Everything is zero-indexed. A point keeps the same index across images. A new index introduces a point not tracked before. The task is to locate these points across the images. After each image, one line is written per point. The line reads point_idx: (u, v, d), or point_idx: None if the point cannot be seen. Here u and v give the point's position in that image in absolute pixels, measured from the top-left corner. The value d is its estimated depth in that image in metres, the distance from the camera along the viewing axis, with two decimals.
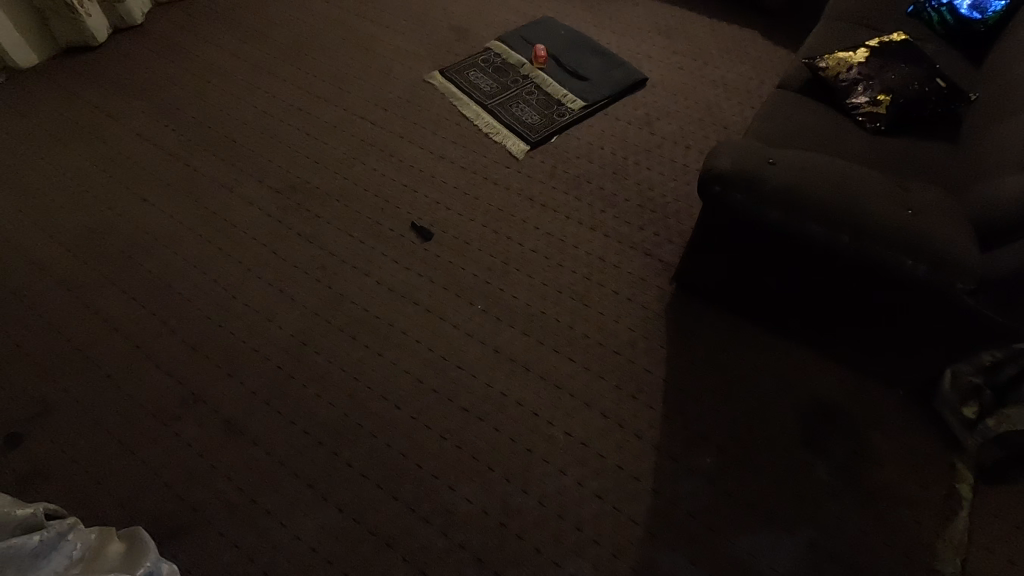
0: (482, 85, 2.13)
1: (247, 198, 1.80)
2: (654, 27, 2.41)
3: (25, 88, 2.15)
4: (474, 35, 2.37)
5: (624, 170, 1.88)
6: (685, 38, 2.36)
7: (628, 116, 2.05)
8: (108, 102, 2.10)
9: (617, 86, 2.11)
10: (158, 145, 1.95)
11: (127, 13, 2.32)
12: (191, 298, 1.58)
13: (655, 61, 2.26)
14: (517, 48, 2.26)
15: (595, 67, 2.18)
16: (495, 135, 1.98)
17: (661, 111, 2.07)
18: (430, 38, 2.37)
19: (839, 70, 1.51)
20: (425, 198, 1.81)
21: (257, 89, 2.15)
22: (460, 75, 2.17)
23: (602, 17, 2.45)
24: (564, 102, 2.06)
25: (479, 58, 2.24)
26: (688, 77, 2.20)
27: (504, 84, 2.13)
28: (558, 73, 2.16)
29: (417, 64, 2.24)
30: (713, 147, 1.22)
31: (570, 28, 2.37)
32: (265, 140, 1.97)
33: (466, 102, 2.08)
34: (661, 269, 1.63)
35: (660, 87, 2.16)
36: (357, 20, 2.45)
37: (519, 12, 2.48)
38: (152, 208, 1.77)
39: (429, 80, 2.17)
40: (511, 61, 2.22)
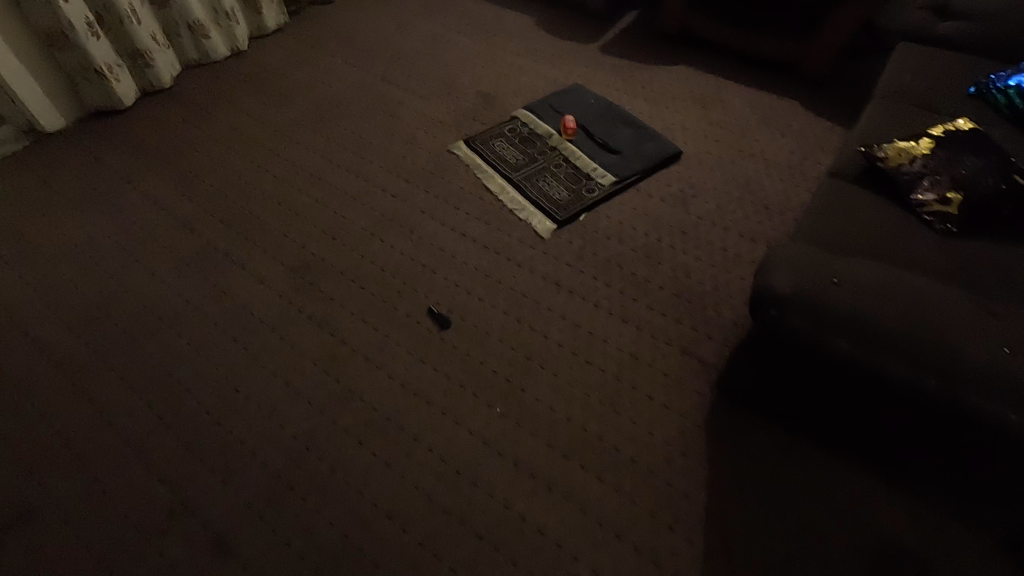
0: (508, 158, 2.05)
1: (259, 276, 1.72)
2: (689, 94, 2.32)
3: (48, 152, 2.14)
4: (501, 102, 2.31)
5: (658, 254, 1.75)
6: (722, 107, 2.26)
7: (662, 192, 1.94)
8: (128, 168, 2.07)
9: (649, 158, 2.01)
10: (172, 214, 1.89)
11: (156, 77, 2.33)
12: (190, 388, 1.47)
13: (691, 132, 2.15)
14: (545, 118, 2.19)
15: (627, 137, 2.08)
16: (521, 211, 1.88)
17: (697, 188, 1.95)
18: (457, 104, 2.31)
19: (902, 161, 1.38)
20: (444, 280, 1.70)
21: (278, 156, 2.09)
22: (485, 146, 2.10)
23: (634, 84, 2.37)
24: (593, 176, 1.97)
25: (506, 128, 2.18)
26: (725, 150, 2.08)
27: (531, 156, 2.06)
28: (588, 144, 2.07)
29: (442, 132, 2.18)
30: (767, 260, 1.10)
31: (600, 96, 2.29)
32: (282, 212, 1.90)
33: (490, 173, 2.00)
34: (699, 371, 1.48)
35: (696, 160, 2.05)
36: (383, 84, 2.41)
37: (548, 78, 2.42)
38: (160, 285, 1.70)
39: (454, 149, 2.10)
40: (539, 131, 2.14)
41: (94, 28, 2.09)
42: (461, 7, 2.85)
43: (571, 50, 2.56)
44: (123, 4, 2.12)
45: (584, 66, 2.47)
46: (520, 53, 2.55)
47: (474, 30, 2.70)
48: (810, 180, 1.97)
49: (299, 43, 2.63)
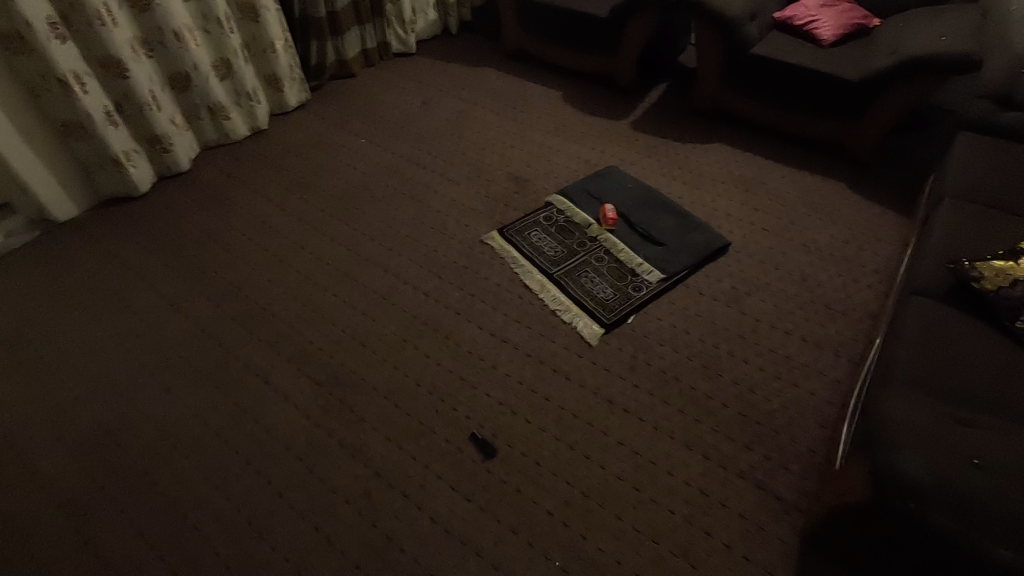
0: (546, 250, 1.94)
1: (284, 392, 1.58)
2: (728, 177, 2.23)
3: (59, 245, 2.03)
4: (534, 187, 2.22)
5: (716, 364, 1.61)
6: (765, 190, 2.16)
7: (713, 290, 1.81)
8: (143, 262, 1.95)
9: (696, 251, 1.90)
10: (190, 317, 1.77)
11: (174, 161, 2.24)
12: (209, 536, 1.32)
13: (736, 220, 2.05)
14: (582, 205, 2.09)
15: (671, 226, 1.98)
16: (565, 312, 1.75)
17: (750, 284, 1.83)
18: (487, 188, 2.22)
19: (1000, 283, 1.25)
20: (486, 396, 1.56)
21: (301, 248, 1.98)
22: (521, 236, 1.99)
23: (671, 166, 2.29)
24: (638, 272, 1.86)
25: (541, 216, 2.08)
26: (775, 240, 1.97)
27: (570, 249, 1.95)
28: (630, 235, 1.97)
29: (474, 220, 2.08)
30: (891, 427, 1.02)
31: (637, 180, 2.20)
32: (307, 313, 1.77)
33: (528, 268, 1.89)
34: (779, 512, 1.32)
35: (745, 252, 1.93)
36: (409, 166, 2.32)
37: (580, 159, 2.34)
38: (176, 404, 1.56)
39: (488, 240, 1.99)
40: (576, 220, 2.04)
41: (113, 116, 2.01)
42: (486, 82, 2.80)
43: (601, 129, 2.49)
44: (143, 92, 2.05)
45: (615, 146, 2.40)
46: (550, 133, 2.48)
47: (500, 106, 2.64)
48: (870, 274, 1.84)
49: (321, 123, 2.57)
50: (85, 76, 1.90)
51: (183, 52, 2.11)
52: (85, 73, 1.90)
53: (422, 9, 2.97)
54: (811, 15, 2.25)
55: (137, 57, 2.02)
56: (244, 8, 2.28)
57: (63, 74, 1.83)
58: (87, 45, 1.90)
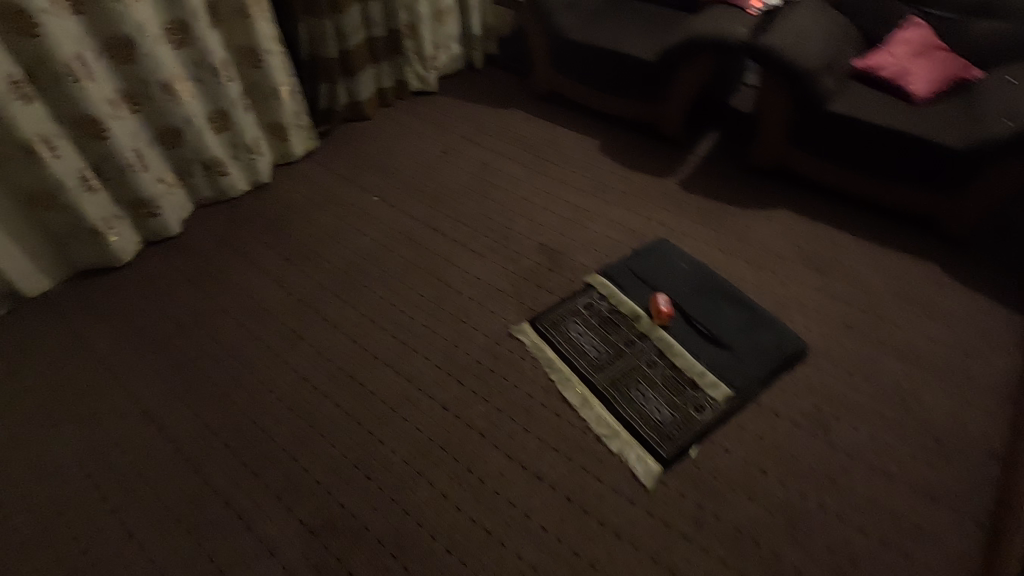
0: (587, 351, 1.64)
1: (270, 545, 1.30)
2: (799, 255, 1.89)
3: (24, 326, 1.77)
4: (570, 262, 1.91)
5: (802, 521, 1.30)
6: (845, 273, 1.82)
7: (792, 411, 1.49)
8: (117, 355, 1.68)
9: (769, 359, 1.58)
10: (164, 430, 1.50)
11: (161, 226, 1.97)
12: None
13: (813, 313, 1.72)
14: (628, 290, 1.78)
15: (735, 323, 1.66)
16: (611, 439, 1.45)
17: (838, 404, 1.50)
18: (516, 262, 1.91)
19: None
20: (517, 560, 1.27)
21: (299, 340, 1.70)
22: (557, 331, 1.69)
23: (730, 239, 1.96)
24: (699, 384, 1.54)
25: (581, 302, 1.77)
26: (862, 342, 1.64)
27: (616, 349, 1.65)
28: (687, 333, 1.65)
29: (500, 306, 1.77)
30: None
31: (691, 257, 1.89)
32: (302, 430, 1.49)
33: (566, 375, 1.59)
34: None
35: (827, 357, 1.60)
36: (427, 233, 2.03)
37: (622, 226, 2.03)
38: (140, 557, 1.29)
39: (518, 334, 1.69)
40: (622, 310, 1.74)
41: (90, 181, 1.76)
42: (513, 127, 2.51)
43: (644, 188, 2.18)
44: (124, 153, 1.79)
45: (663, 211, 2.08)
46: (586, 192, 2.17)
47: (528, 159, 2.34)
48: (986, 394, 1.51)
49: (328, 176, 2.29)
50: (55, 138, 1.65)
51: (173, 105, 1.85)
52: (56, 135, 1.65)
53: (443, 43, 2.68)
54: (900, 66, 1.91)
55: (119, 113, 1.76)
56: (245, 52, 2.01)
57: (28, 139, 1.58)
58: (59, 104, 1.64)
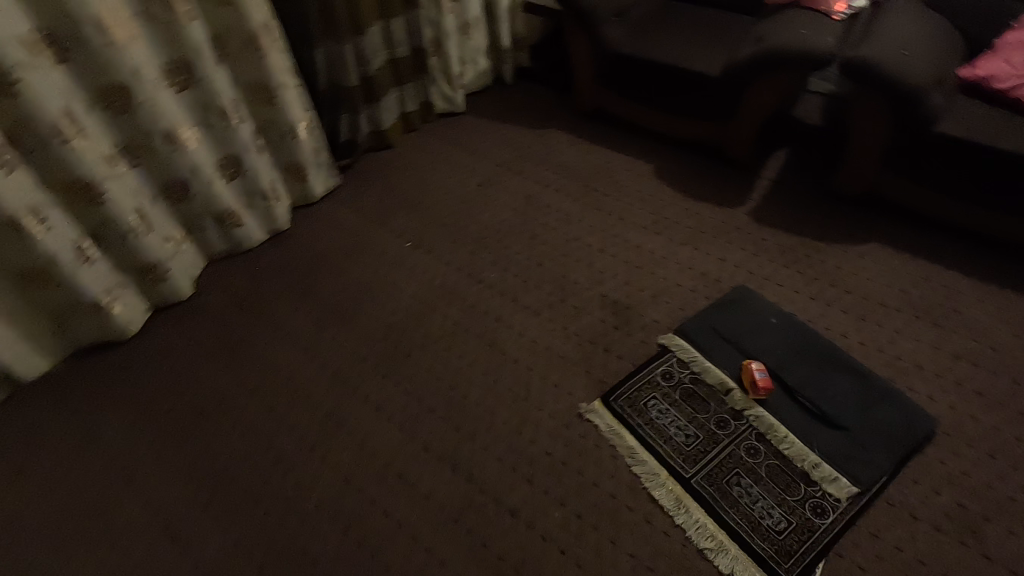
0: (675, 435, 1.40)
1: None
2: (904, 303, 1.65)
3: (25, 418, 1.56)
4: (639, 318, 1.67)
5: None
6: (962, 326, 1.58)
7: (931, 511, 1.25)
8: (132, 455, 1.46)
9: (893, 442, 1.33)
10: (192, 554, 1.29)
11: (173, 289, 1.74)
12: None
13: (933, 378, 1.48)
14: (713, 355, 1.53)
15: (846, 397, 1.41)
16: (720, 554, 1.22)
17: (984, 501, 1.26)
18: (577, 321, 1.68)
19: None
20: None
21: (338, 429, 1.48)
22: (636, 409, 1.45)
23: (820, 284, 1.72)
24: (815, 478, 1.30)
25: (658, 371, 1.53)
26: (998, 416, 1.40)
27: (708, 431, 1.40)
28: (791, 410, 1.41)
29: (566, 378, 1.54)
30: None
31: (779, 309, 1.64)
32: (352, 549, 1.28)
33: (654, 468, 1.35)
34: None
35: (960, 437, 1.37)
36: (472, 286, 1.79)
37: (693, 271, 1.78)
38: None
39: (591, 415, 1.45)
40: (709, 380, 1.49)
41: (88, 250, 1.53)
42: (555, 152, 2.25)
43: (713, 222, 1.93)
44: (125, 216, 1.55)
45: (738, 250, 1.83)
46: (648, 229, 1.93)
47: (577, 190, 2.09)
48: None
49: (355, 217, 2.05)
50: (45, 208, 1.41)
51: (178, 156, 1.62)
52: (45, 204, 1.41)
53: (471, 57, 2.42)
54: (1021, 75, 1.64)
55: (117, 171, 1.52)
56: (257, 87, 1.76)
57: (13, 215, 1.34)
58: (47, 167, 1.40)
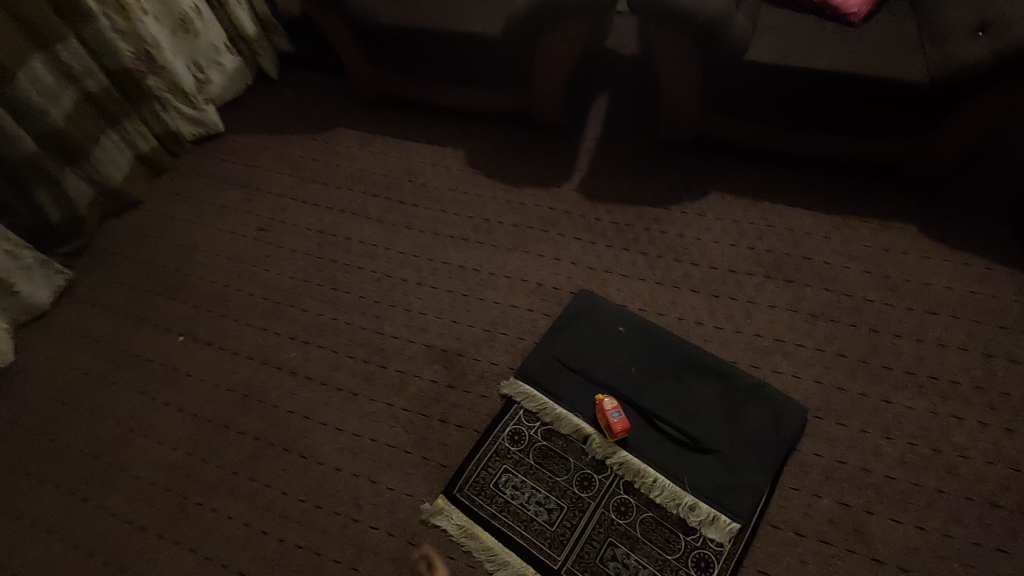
0: (536, 515, 1.18)
1: None
2: (754, 264, 1.48)
3: None
4: (476, 366, 1.39)
5: None
6: (814, 276, 1.44)
7: (815, 522, 1.13)
8: None
9: (765, 452, 1.18)
10: None
11: None
12: None
13: (795, 351, 1.33)
14: (562, 395, 1.30)
15: (711, 409, 1.24)
16: None
17: (866, 490, 1.15)
18: (404, 390, 1.38)
19: None
20: None
21: None
22: (487, 496, 1.21)
23: (666, 263, 1.51)
24: (692, 523, 1.13)
25: (505, 433, 1.28)
26: (865, 378, 1.28)
27: (571, 497, 1.19)
28: (655, 444, 1.22)
29: (401, 475, 1.26)
30: None
31: (627, 312, 1.42)
32: None
33: (519, 568, 1.13)
34: None
35: (831, 417, 1.24)
36: (270, 378, 1.43)
37: (529, 284, 1.51)
38: None
39: (436, 519, 1.20)
40: (563, 430, 1.26)
41: None
42: (346, 161, 1.84)
43: (541, 211, 1.64)
44: None
45: (572, 243, 1.57)
46: (469, 241, 1.61)
47: (380, 208, 1.72)
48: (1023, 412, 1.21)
49: (105, 320, 1.58)
50: None
51: None
52: None
53: (209, 59, 1.87)
54: None
55: None
56: None
57: None
58: None
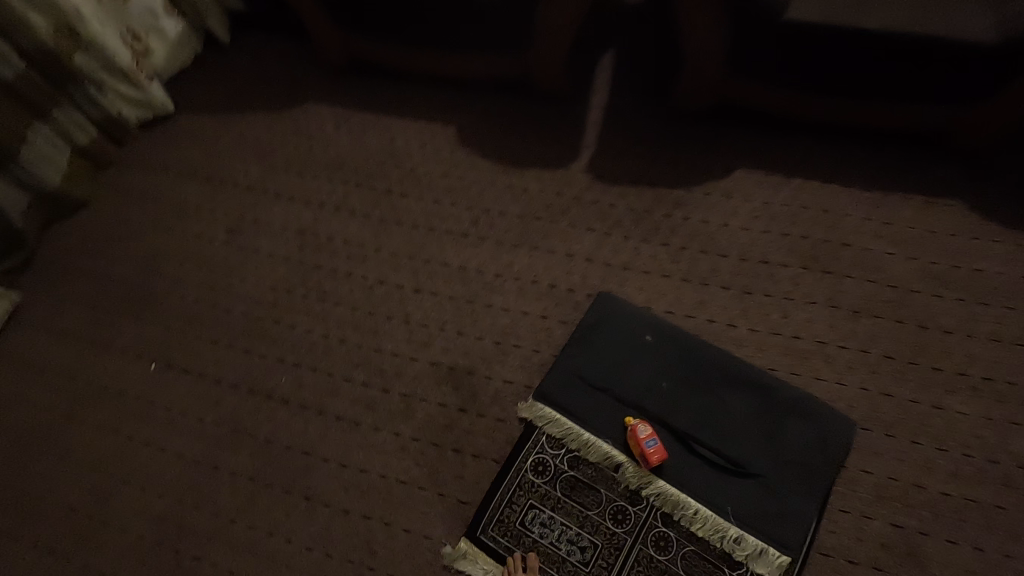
0: (569, 556, 1.10)
1: None
2: (789, 253, 1.33)
3: None
4: (489, 386, 1.26)
5: None
6: (855, 265, 1.30)
7: (867, 547, 1.06)
8: None
9: (811, 474, 1.10)
10: None
11: None
12: None
13: (838, 354, 1.22)
14: (589, 418, 1.19)
15: (751, 428, 1.14)
16: None
17: (919, 509, 1.08)
18: (412, 417, 1.25)
19: None
20: None
21: None
22: (514, 536, 1.12)
23: (691, 255, 1.36)
24: (739, 558, 1.06)
25: (528, 464, 1.17)
26: (914, 381, 1.18)
27: (606, 533, 1.11)
28: (694, 471, 1.12)
29: (417, 515, 1.16)
30: None
31: (652, 316, 1.28)
32: None
33: None
34: None
35: (879, 428, 1.15)
36: (259, 410, 1.29)
37: (540, 286, 1.36)
38: None
39: (460, 564, 1.11)
40: (592, 459, 1.16)
41: None
42: (321, 144, 1.61)
43: (548, 198, 1.46)
44: None
45: (585, 235, 1.41)
46: (469, 237, 1.44)
47: (364, 200, 1.52)
48: None
49: (64, 347, 1.40)
50: None
51: None
52: None
53: (146, 26, 1.58)
54: None
55: None
56: None
57: None
58: None
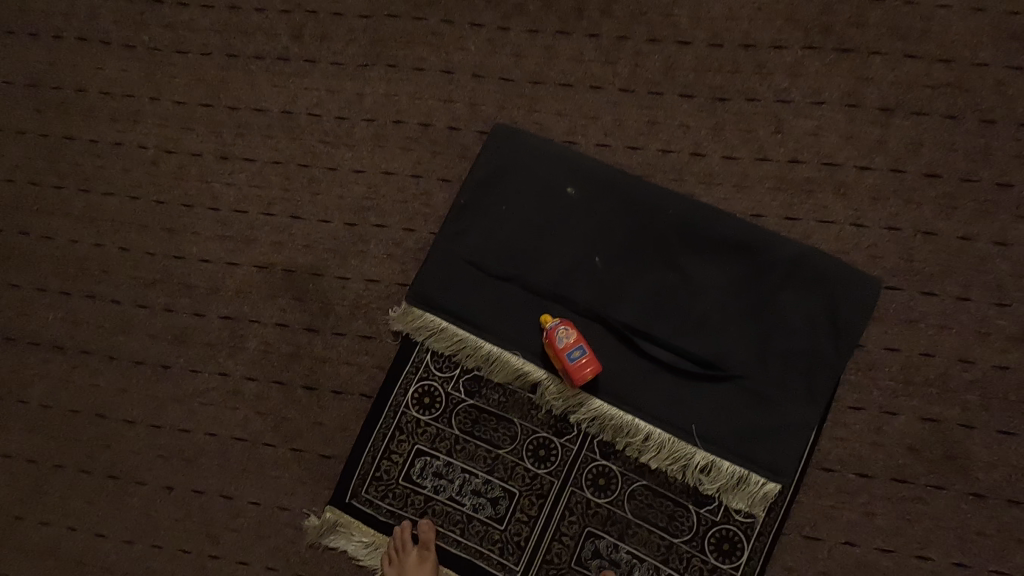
0: (476, 513, 0.79)
1: None
2: (788, 25, 0.84)
3: None
4: (346, 291, 0.85)
5: None
6: (890, 32, 0.82)
7: (886, 453, 0.76)
8: None
9: (814, 369, 0.75)
10: None
11: None
12: None
13: (857, 180, 0.80)
14: (492, 323, 0.80)
15: (727, 311, 0.77)
16: None
17: (963, 394, 0.76)
18: (241, 348, 0.86)
19: None
20: None
21: None
22: (399, 496, 0.80)
23: (634, 49, 0.86)
24: (708, 492, 0.75)
25: (410, 398, 0.81)
26: (968, 208, 0.79)
27: (524, 478, 0.79)
28: (646, 382, 0.77)
29: (267, 482, 0.83)
30: None
31: (577, 155, 0.83)
32: None
33: None
34: None
35: (913, 286, 0.78)
36: (26, 365, 0.89)
37: (407, 128, 0.88)
38: None
39: (331, 540, 0.80)
40: (499, 380, 0.80)
41: None
42: None
43: None
44: None
45: (468, 35, 0.89)
46: (291, 63, 0.92)
47: (122, 21, 0.95)
48: None
49: None
50: None
51: None
52: None
53: None
54: None
55: None
56: None
57: None
58: None
